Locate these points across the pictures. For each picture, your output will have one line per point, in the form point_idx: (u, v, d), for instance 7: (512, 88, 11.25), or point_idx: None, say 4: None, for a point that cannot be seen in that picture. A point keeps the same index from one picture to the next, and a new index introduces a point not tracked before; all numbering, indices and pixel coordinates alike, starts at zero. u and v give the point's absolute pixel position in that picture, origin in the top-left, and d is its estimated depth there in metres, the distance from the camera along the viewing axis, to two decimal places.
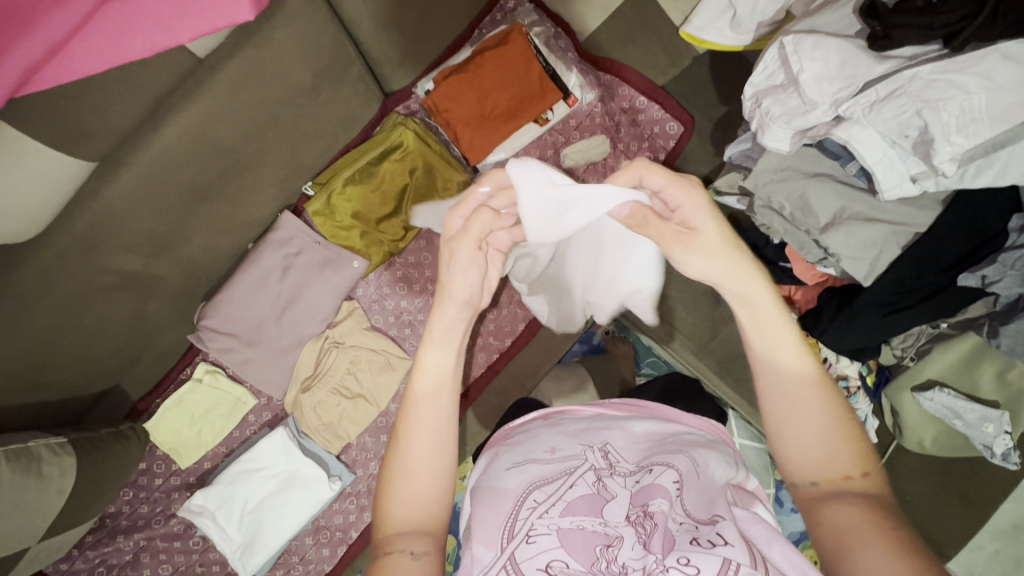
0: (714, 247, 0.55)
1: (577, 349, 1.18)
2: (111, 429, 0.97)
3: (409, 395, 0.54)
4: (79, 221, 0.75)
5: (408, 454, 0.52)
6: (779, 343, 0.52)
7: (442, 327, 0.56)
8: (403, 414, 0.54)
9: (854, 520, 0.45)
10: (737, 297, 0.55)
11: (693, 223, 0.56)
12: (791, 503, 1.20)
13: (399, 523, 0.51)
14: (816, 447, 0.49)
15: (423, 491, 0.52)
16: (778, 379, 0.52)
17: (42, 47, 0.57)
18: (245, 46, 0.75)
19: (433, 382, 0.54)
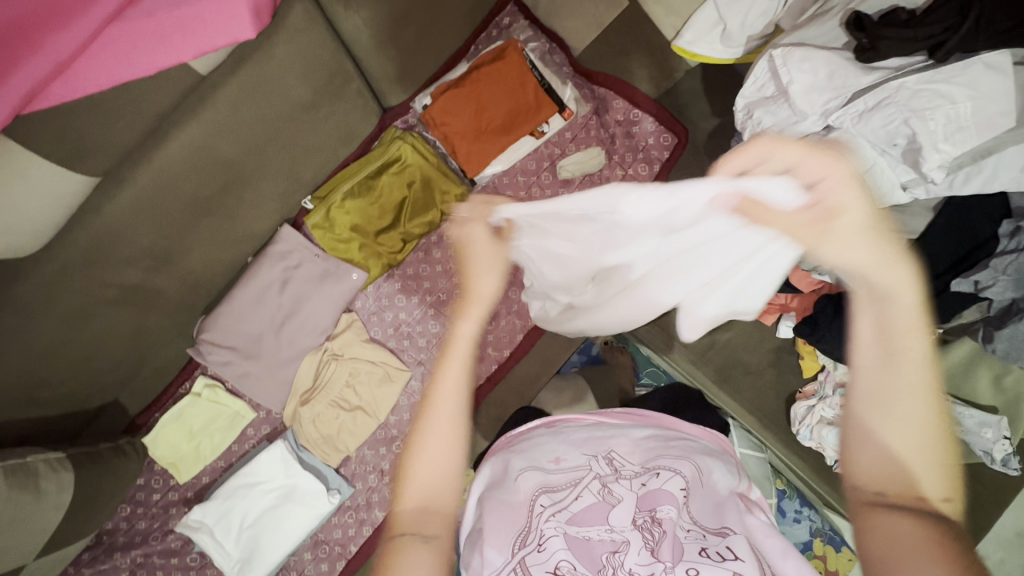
0: (857, 234, 0.48)
1: (576, 360, 1.19)
2: (110, 445, 0.99)
3: (440, 373, 0.57)
4: (82, 235, 0.75)
5: (434, 425, 0.55)
6: (905, 349, 0.49)
7: (476, 301, 0.58)
8: (432, 387, 0.57)
9: (907, 533, 0.46)
10: (879, 292, 0.50)
11: (834, 208, 0.47)
12: (794, 512, 1.19)
13: (417, 496, 0.53)
14: (904, 463, 0.49)
15: (446, 462, 0.55)
16: (891, 386, 0.50)
17: (48, 65, 0.58)
18: (246, 64, 0.77)
19: (465, 354, 0.57)
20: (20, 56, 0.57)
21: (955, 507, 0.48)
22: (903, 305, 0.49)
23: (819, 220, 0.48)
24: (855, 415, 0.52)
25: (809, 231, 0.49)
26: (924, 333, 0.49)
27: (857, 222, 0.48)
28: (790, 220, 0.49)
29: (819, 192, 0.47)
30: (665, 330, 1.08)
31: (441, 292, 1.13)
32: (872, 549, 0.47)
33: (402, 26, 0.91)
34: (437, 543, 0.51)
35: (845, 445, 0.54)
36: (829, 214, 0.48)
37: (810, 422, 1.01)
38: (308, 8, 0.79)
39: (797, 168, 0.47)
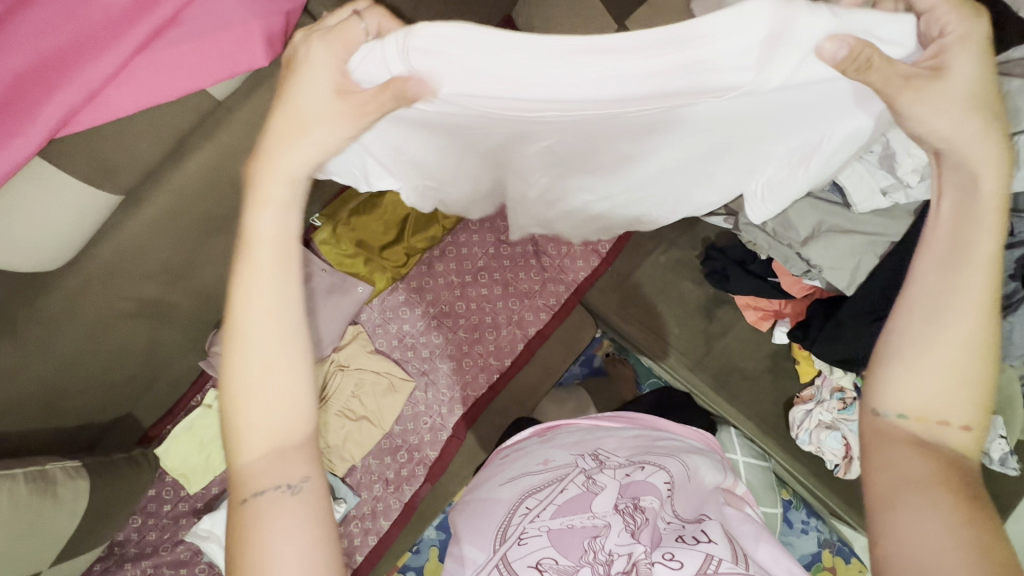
0: (960, 98, 0.49)
1: (577, 371, 1.23)
2: (126, 456, 1.03)
3: (242, 277, 0.48)
4: (103, 251, 0.80)
5: (252, 339, 0.47)
6: (968, 247, 0.49)
7: (273, 185, 0.50)
8: (239, 298, 0.48)
9: (920, 469, 0.46)
10: (972, 160, 0.51)
11: (948, 56, 0.48)
12: (800, 522, 1.19)
13: (254, 430, 0.47)
14: (940, 382, 0.47)
15: (278, 387, 0.47)
16: (953, 286, 0.48)
17: (81, 93, 0.64)
18: (258, 90, 0.82)
19: (268, 245, 0.49)
20: (58, 88, 0.63)
21: (976, 437, 0.47)
22: (981, 200, 0.50)
23: (928, 75, 0.48)
24: (900, 319, 0.50)
25: (923, 78, 0.48)
26: (994, 231, 0.49)
27: (963, 83, 0.49)
28: (903, 69, 0.48)
29: (941, 42, 0.48)
30: (660, 338, 1.10)
31: (443, 304, 1.17)
32: (878, 483, 0.47)
33: None
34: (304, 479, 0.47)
35: (877, 350, 0.51)
36: (941, 67, 0.48)
37: (808, 426, 1.02)
38: None
39: (927, 12, 0.48)
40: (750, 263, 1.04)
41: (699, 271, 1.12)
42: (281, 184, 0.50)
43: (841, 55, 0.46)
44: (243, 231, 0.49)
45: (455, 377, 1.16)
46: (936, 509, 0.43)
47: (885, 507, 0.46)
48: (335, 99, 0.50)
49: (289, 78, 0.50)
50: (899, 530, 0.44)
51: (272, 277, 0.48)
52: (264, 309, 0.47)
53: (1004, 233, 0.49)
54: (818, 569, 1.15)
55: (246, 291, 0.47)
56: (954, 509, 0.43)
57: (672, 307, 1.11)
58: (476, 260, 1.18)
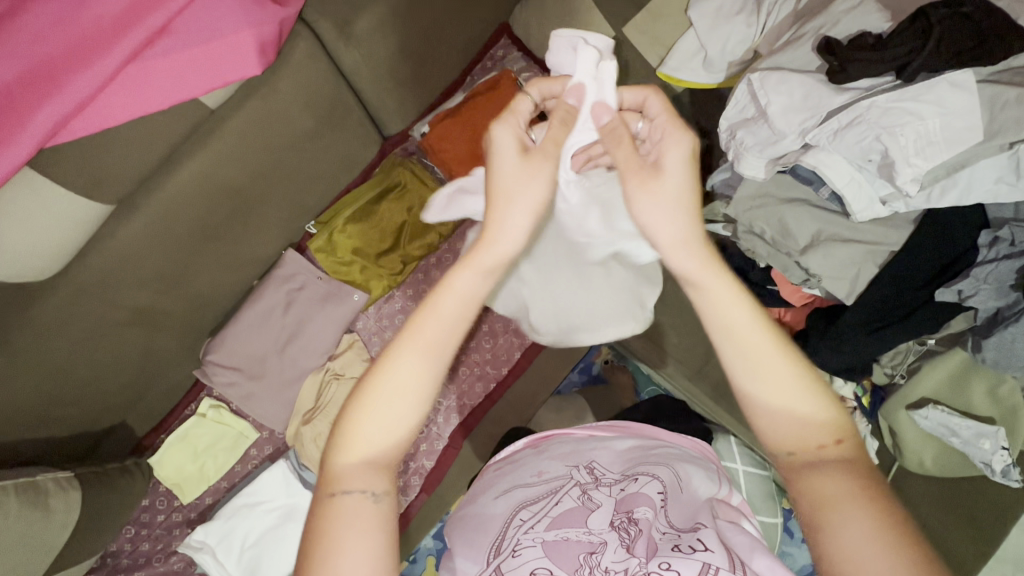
0: (670, 199, 0.54)
1: (576, 378, 1.25)
2: (117, 465, 1.01)
3: (417, 316, 0.50)
4: (95, 260, 0.79)
5: (395, 373, 0.49)
6: (733, 322, 0.50)
7: (489, 255, 0.53)
8: (403, 335, 0.50)
9: (837, 486, 0.44)
10: (681, 258, 0.53)
11: (661, 160, 0.55)
12: (800, 532, 1.18)
13: (362, 450, 0.48)
14: (788, 426, 0.48)
15: (400, 421, 0.49)
16: (737, 354, 0.50)
17: (70, 104, 0.64)
18: (253, 98, 0.82)
19: (456, 302, 0.51)
20: (47, 100, 0.62)
21: (850, 447, 0.47)
22: (708, 287, 0.52)
23: (645, 170, 0.55)
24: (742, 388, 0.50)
25: (640, 175, 0.54)
26: (744, 299, 0.51)
27: (676, 181, 0.54)
28: (626, 158, 0.57)
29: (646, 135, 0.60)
30: (659, 346, 1.10)
31: None
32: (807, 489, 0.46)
33: (400, 62, 0.98)
34: (385, 504, 0.46)
35: (743, 407, 0.51)
36: (656, 165, 0.55)
37: None
38: (310, 45, 0.85)
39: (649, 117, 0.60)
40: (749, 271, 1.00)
41: None
42: (492, 258, 0.53)
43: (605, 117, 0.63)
44: (443, 280, 0.52)
45: (451, 386, 1.15)
46: (857, 520, 0.42)
47: (814, 529, 0.44)
48: (523, 159, 0.56)
49: (490, 150, 0.57)
50: (833, 543, 0.42)
51: (452, 322, 0.51)
52: (421, 349, 0.49)
53: (749, 297, 0.52)
54: None
55: (414, 334, 0.50)
56: (873, 514, 0.42)
57: (671, 315, 1.11)
58: None
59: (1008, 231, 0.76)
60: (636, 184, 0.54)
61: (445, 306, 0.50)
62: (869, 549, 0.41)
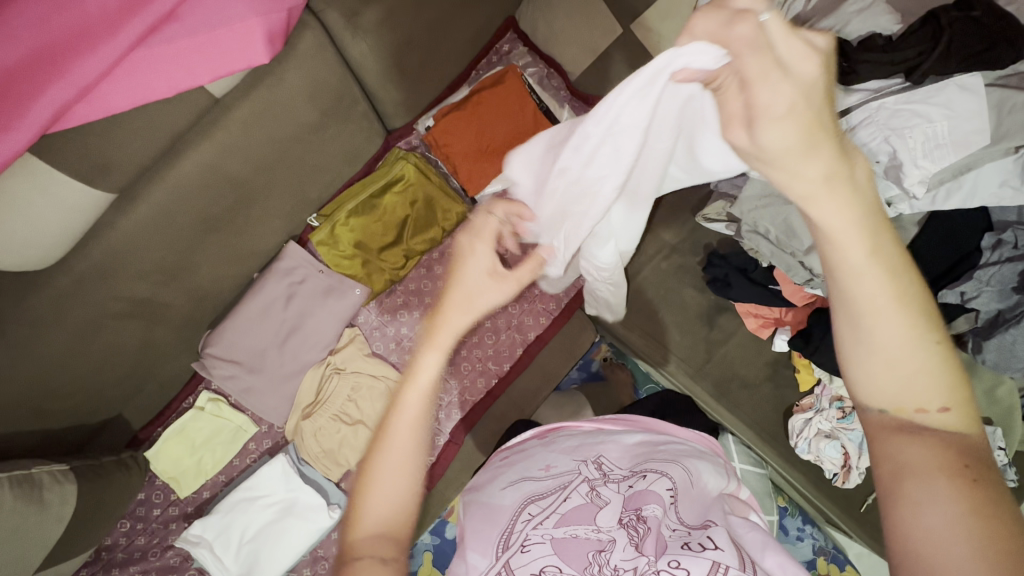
0: (779, 159, 0.45)
1: (576, 375, 1.21)
2: (113, 458, 0.99)
3: (398, 397, 0.55)
4: (95, 250, 0.78)
5: (393, 449, 0.53)
6: (841, 265, 0.44)
7: (442, 331, 0.57)
8: (391, 413, 0.54)
9: (919, 460, 0.44)
10: (800, 200, 0.45)
11: (759, 125, 0.45)
12: (795, 529, 1.17)
13: (374, 524, 0.51)
14: (897, 381, 0.45)
15: (401, 487, 0.53)
16: (850, 302, 0.45)
17: (74, 88, 0.62)
18: (258, 87, 0.81)
19: (423, 384, 0.55)
20: (49, 84, 0.61)
21: (958, 414, 0.45)
22: (829, 229, 0.44)
23: (740, 120, 0.48)
24: (849, 332, 0.47)
25: (738, 129, 0.48)
26: (861, 237, 0.44)
27: (785, 146, 0.45)
28: (728, 111, 0.49)
29: (756, 107, 0.45)
30: (661, 344, 1.10)
31: (441, 308, 1.15)
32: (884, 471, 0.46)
33: (406, 54, 0.96)
34: (393, 567, 0.50)
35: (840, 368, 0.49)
36: (755, 124, 0.46)
37: (807, 435, 1.01)
38: (317, 34, 0.83)
39: (755, 83, 0.44)
40: (752, 270, 1.03)
41: (700, 278, 1.11)
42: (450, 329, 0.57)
43: (702, 77, 0.52)
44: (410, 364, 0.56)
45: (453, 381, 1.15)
46: (941, 500, 0.41)
47: (890, 503, 0.44)
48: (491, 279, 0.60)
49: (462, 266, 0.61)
50: (909, 525, 0.42)
51: (428, 399, 0.55)
52: (407, 427, 0.54)
53: (875, 233, 0.45)
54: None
55: (401, 414, 0.54)
56: (960, 495, 0.41)
57: (673, 313, 1.11)
58: None
59: (1012, 234, 0.76)
60: (730, 134, 0.49)
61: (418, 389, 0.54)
62: (947, 534, 0.40)
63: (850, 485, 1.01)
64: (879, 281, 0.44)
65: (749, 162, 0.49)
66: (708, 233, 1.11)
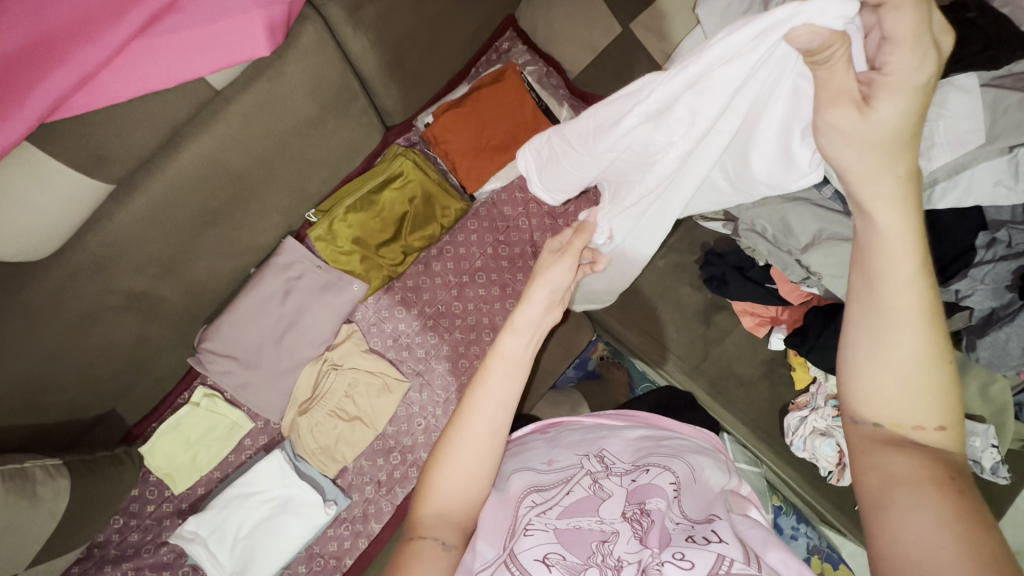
0: (880, 144, 0.48)
1: (572, 374, 1.24)
2: (107, 453, 0.99)
3: (475, 383, 0.58)
4: (93, 241, 0.78)
5: (464, 439, 0.56)
6: (890, 272, 0.47)
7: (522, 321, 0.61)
8: (466, 401, 0.58)
9: (906, 471, 0.45)
10: (870, 200, 0.48)
11: (873, 100, 0.47)
12: (789, 528, 1.16)
13: (439, 505, 0.55)
14: (899, 400, 0.47)
15: (472, 476, 0.56)
16: (881, 310, 0.47)
17: (74, 77, 0.62)
18: (258, 80, 0.81)
19: (504, 366, 0.59)
20: (48, 72, 0.60)
21: (950, 437, 0.47)
22: (887, 236, 0.47)
23: (854, 104, 0.48)
24: (861, 341, 0.49)
25: (842, 108, 0.49)
26: (914, 253, 0.46)
27: (887, 128, 0.47)
28: (834, 89, 0.49)
29: (878, 75, 0.47)
30: (659, 343, 1.11)
31: (438, 305, 1.15)
32: (868, 487, 0.47)
33: (406, 50, 0.97)
34: (452, 556, 0.53)
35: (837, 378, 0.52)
36: (867, 102, 0.48)
37: (803, 433, 1.01)
38: (318, 28, 0.83)
39: (891, 43, 0.46)
40: (749, 268, 1.03)
41: (697, 276, 1.12)
42: (522, 322, 0.61)
43: (812, 46, 0.47)
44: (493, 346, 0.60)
45: (451, 378, 1.14)
46: (926, 505, 0.42)
47: (879, 506, 0.44)
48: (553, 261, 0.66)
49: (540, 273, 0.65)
50: (896, 526, 0.42)
51: (503, 389, 0.57)
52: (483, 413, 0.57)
53: (924, 252, 0.47)
54: None
55: (479, 396, 0.57)
56: (947, 505, 0.41)
57: (670, 311, 1.12)
58: (474, 260, 1.16)
59: (1005, 233, 0.76)
60: (830, 113, 0.50)
61: (495, 374, 0.58)
62: (931, 535, 0.40)
63: (844, 483, 1.01)
64: (915, 295, 0.46)
65: (840, 146, 0.50)
66: (706, 231, 1.12)
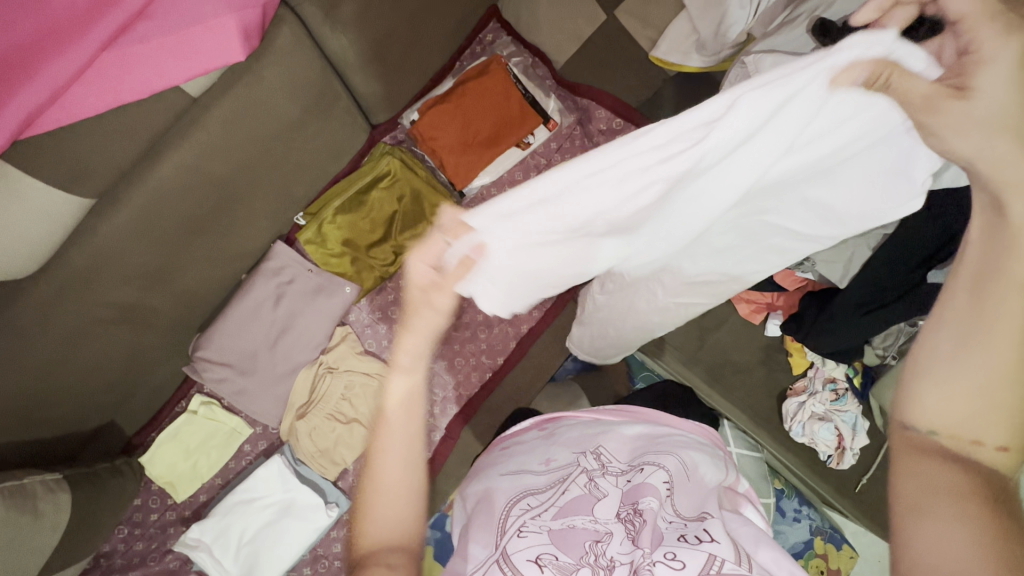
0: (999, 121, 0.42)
1: (570, 366, 1.17)
2: (107, 465, 1.00)
3: (381, 424, 0.54)
4: (78, 256, 0.77)
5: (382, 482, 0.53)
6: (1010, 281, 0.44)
7: (410, 353, 0.52)
8: (374, 444, 0.54)
9: (945, 478, 0.44)
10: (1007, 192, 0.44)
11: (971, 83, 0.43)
12: (791, 510, 1.14)
13: (375, 541, 0.52)
14: (961, 411, 0.46)
15: (400, 507, 0.53)
16: (984, 316, 0.45)
17: (45, 92, 0.60)
18: (236, 86, 0.79)
19: (404, 405, 0.53)
20: (18, 87, 0.59)
21: (1011, 459, 0.45)
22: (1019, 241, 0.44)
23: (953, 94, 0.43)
24: (930, 336, 0.49)
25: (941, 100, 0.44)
26: None
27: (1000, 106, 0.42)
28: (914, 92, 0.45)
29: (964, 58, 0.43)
30: (656, 333, 1.10)
31: None
32: (905, 490, 0.46)
33: (387, 47, 0.95)
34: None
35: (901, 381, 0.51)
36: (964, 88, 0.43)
37: (801, 418, 1.02)
38: (295, 29, 0.81)
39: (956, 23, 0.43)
40: None
41: None
42: (414, 354, 0.52)
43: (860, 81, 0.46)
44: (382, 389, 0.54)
45: (447, 377, 1.14)
46: (962, 519, 0.41)
47: (909, 513, 0.44)
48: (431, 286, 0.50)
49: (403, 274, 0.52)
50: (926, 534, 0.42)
51: (409, 430, 0.54)
52: (396, 444, 0.54)
53: None
54: (809, 557, 1.10)
55: (385, 438, 0.53)
56: (984, 523, 0.41)
57: None
58: None
59: None
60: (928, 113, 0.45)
61: (396, 415, 0.53)
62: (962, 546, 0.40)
63: (844, 466, 1.02)
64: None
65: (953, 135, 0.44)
66: None
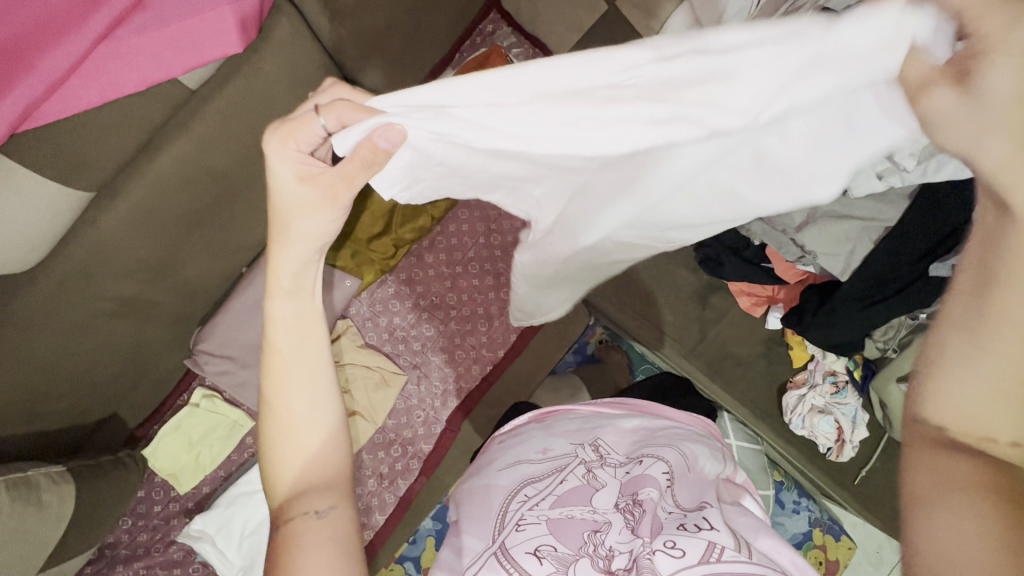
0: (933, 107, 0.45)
1: (571, 359, 1.19)
2: (110, 458, 0.99)
3: (269, 361, 0.52)
4: (77, 250, 0.77)
5: (284, 418, 0.51)
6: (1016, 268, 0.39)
7: (289, 275, 0.54)
8: (267, 380, 0.52)
9: (958, 474, 0.40)
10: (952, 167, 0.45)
11: None
12: (791, 502, 1.14)
13: (293, 480, 0.51)
14: (954, 408, 0.42)
15: (313, 441, 0.52)
16: (989, 307, 0.40)
17: (42, 85, 0.60)
18: (234, 77, 0.79)
19: (292, 330, 0.53)
20: (15, 80, 0.59)
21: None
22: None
23: None
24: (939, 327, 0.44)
25: None
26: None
27: None
28: None
29: None
30: (656, 326, 1.10)
31: (432, 297, 1.14)
32: (916, 485, 0.42)
33: (386, 38, 0.94)
34: (332, 517, 0.50)
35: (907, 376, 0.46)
36: None
37: (801, 411, 1.02)
38: (293, 20, 0.81)
39: None
40: (743, 249, 0.99)
41: (692, 258, 1.10)
42: (291, 276, 0.54)
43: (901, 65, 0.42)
44: (267, 318, 0.54)
45: (448, 369, 1.14)
46: (975, 518, 0.38)
47: (916, 509, 0.41)
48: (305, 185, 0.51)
49: (270, 174, 0.51)
50: (931, 533, 0.39)
51: (303, 358, 0.52)
52: (295, 377, 0.52)
53: None
54: (808, 548, 1.12)
55: (280, 372, 0.52)
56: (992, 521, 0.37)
57: (667, 294, 1.11)
58: (466, 250, 1.15)
59: None
60: None
61: (286, 343, 0.52)
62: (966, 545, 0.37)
63: (843, 458, 1.03)
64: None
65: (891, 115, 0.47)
66: None
